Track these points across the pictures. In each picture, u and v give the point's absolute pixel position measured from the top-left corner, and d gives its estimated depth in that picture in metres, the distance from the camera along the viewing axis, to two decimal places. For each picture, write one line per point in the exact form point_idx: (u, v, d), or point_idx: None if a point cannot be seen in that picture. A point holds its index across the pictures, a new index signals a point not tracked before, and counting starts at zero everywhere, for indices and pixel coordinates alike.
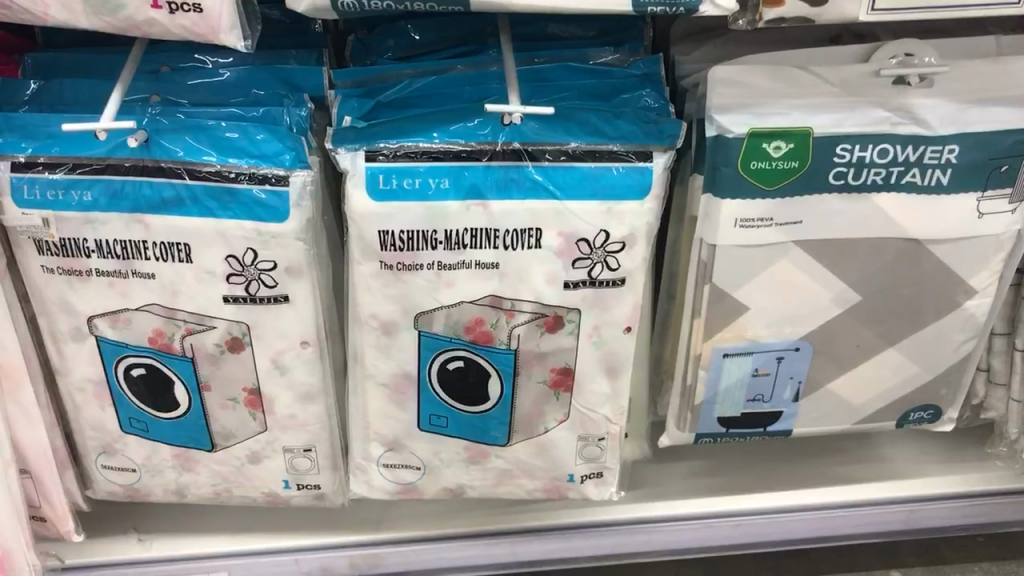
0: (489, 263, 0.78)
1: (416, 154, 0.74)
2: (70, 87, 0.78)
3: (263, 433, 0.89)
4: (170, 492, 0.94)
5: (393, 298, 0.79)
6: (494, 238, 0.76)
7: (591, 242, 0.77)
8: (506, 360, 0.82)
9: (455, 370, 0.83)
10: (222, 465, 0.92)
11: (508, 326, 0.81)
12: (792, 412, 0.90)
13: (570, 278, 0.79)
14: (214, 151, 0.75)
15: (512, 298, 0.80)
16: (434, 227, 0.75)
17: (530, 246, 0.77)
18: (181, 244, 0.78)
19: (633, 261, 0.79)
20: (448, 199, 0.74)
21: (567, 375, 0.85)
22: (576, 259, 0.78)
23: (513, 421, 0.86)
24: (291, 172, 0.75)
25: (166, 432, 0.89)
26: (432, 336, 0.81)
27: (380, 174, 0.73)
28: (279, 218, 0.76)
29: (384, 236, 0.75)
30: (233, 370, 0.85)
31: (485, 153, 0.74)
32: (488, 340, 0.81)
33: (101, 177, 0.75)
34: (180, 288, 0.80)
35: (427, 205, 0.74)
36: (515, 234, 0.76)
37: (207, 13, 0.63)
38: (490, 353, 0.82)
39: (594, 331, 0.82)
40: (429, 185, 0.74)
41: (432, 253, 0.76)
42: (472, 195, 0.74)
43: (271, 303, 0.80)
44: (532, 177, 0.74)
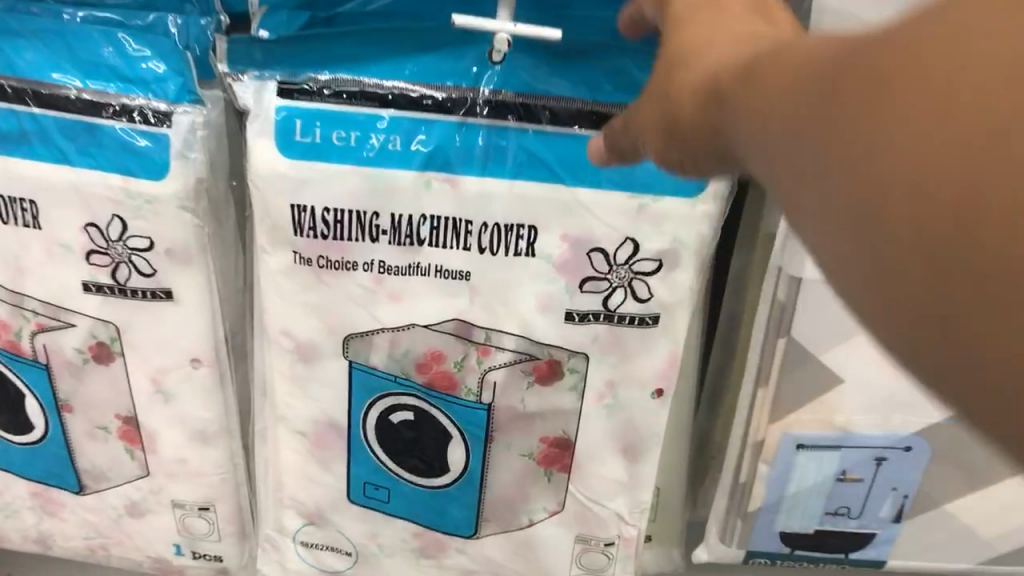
0: (459, 274, 0.52)
1: (350, 97, 0.49)
2: None
3: (145, 478, 0.65)
4: (31, 541, 0.70)
5: (313, 313, 0.54)
6: (463, 237, 0.51)
7: (607, 254, 0.51)
8: (476, 419, 0.57)
9: (400, 426, 0.58)
10: (94, 514, 0.68)
11: (481, 370, 0.55)
12: (889, 538, 0.62)
13: (575, 307, 0.53)
14: (76, 72, 0.52)
15: (488, 329, 0.54)
16: (376, 210, 0.50)
17: (518, 252, 0.51)
18: (25, 202, 0.54)
19: (671, 291, 0.53)
20: (397, 168, 0.49)
21: (562, 452, 0.58)
22: (587, 278, 0.52)
23: (482, 508, 0.60)
24: (174, 108, 0.51)
25: (19, 462, 0.66)
26: (369, 374, 0.56)
27: (299, 119, 0.49)
28: (155, 174, 0.52)
29: (299, 213, 0.51)
30: (101, 388, 0.61)
31: (456, 103, 0.49)
32: (450, 386, 0.56)
33: None
34: (25, 265, 0.57)
35: (364, 173, 0.49)
36: (495, 233, 0.51)
37: None
38: (450, 406, 0.56)
39: (607, 391, 0.56)
40: (369, 144, 0.49)
41: (370, 249, 0.52)
42: (434, 166, 0.49)
43: (149, 299, 0.56)
44: (527, 145, 0.49)
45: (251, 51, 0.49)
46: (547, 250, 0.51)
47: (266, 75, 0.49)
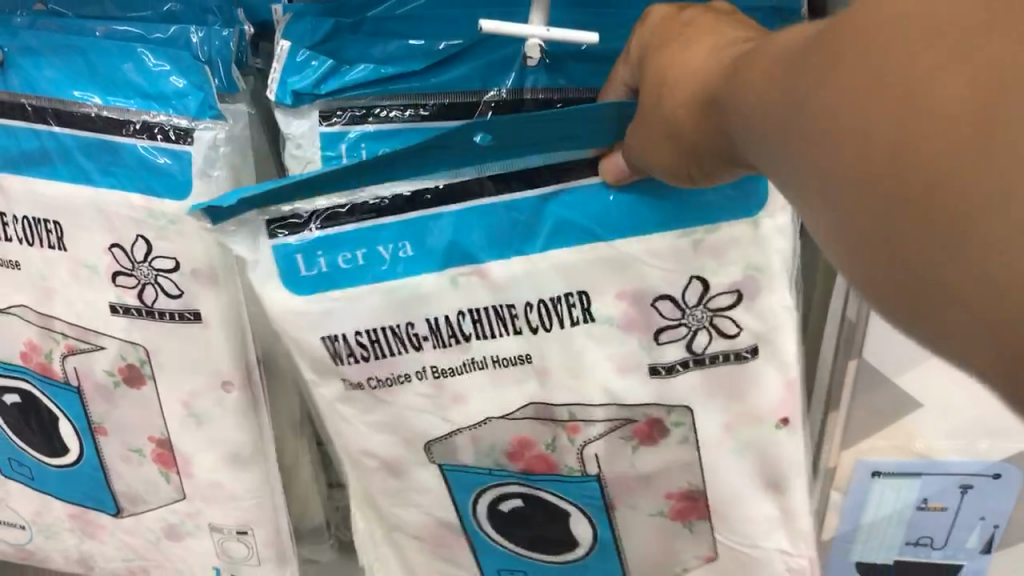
0: (519, 360, 0.50)
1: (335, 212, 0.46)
2: None
3: (181, 502, 0.63)
4: (74, 562, 0.69)
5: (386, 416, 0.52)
6: (512, 315, 0.48)
7: (678, 300, 0.48)
8: (590, 493, 0.54)
9: (509, 515, 0.55)
10: (133, 536, 0.66)
11: (571, 446, 0.52)
12: (978, 569, 0.57)
13: (657, 359, 0.49)
14: (96, 89, 0.50)
15: (552, 407, 0.51)
16: (410, 320, 0.48)
17: (574, 320, 0.48)
18: (50, 223, 0.53)
19: (759, 318, 0.48)
20: (421, 272, 0.47)
21: (693, 502, 0.54)
22: (662, 327, 0.49)
23: (647, 568, 0.57)
24: (196, 125, 0.49)
25: (58, 484, 0.64)
26: (462, 471, 0.54)
27: (298, 253, 0.47)
28: (178, 194, 0.50)
29: (341, 341, 0.49)
30: (134, 411, 0.59)
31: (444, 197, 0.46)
32: (549, 466, 0.53)
33: None
34: (53, 287, 0.55)
35: (391, 287, 0.47)
36: (544, 307, 0.48)
37: None
38: (552, 484, 0.53)
39: (724, 434, 0.52)
40: (382, 260, 0.47)
41: (415, 360, 0.50)
42: (457, 264, 0.47)
43: (177, 322, 0.54)
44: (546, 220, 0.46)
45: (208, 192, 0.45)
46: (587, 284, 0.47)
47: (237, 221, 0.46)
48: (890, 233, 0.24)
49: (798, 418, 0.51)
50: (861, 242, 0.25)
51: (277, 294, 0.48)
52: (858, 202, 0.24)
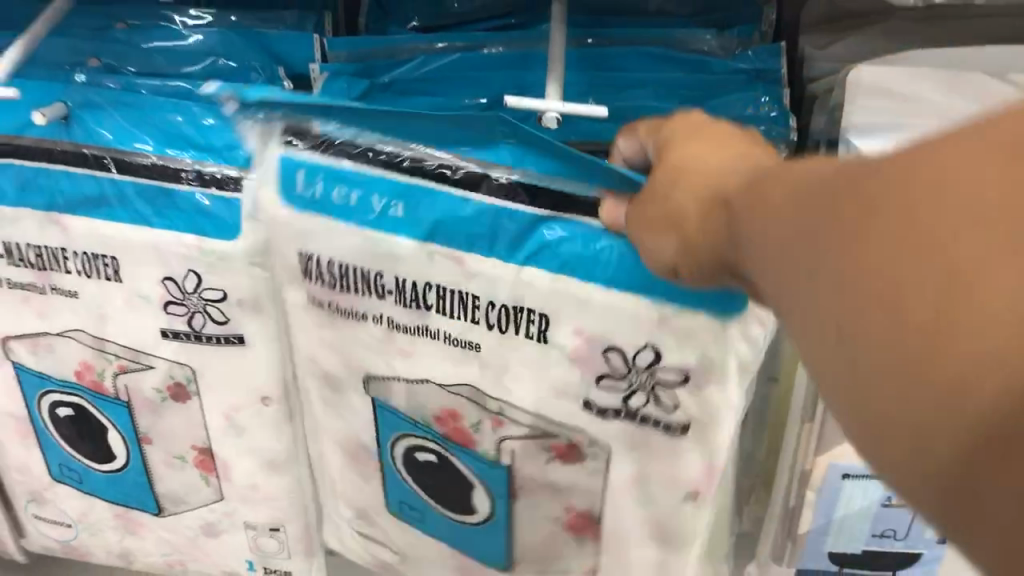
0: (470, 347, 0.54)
1: (349, 151, 0.52)
2: None
3: (219, 502, 0.69)
4: (115, 556, 0.76)
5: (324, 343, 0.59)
6: (468, 307, 0.53)
7: (625, 355, 0.51)
8: (497, 478, 0.59)
9: (426, 466, 0.61)
10: (172, 534, 0.72)
11: (494, 434, 0.57)
12: (934, 557, 0.65)
13: (589, 399, 0.54)
14: (153, 140, 0.56)
15: (494, 397, 0.56)
16: (380, 270, 0.54)
17: (530, 333, 0.52)
18: (107, 257, 0.59)
19: (697, 404, 0.52)
20: (387, 230, 0.52)
21: (589, 523, 0.60)
22: (604, 375, 0.53)
23: (513, 551, 0.64)
24: (245, 174, 0.55)
25: (104, 488, 0.70)
26: (392, 413, 0.60)
27: (298, 169, 0.53)
28: (228, 234, 0.56)
29: (308, 261, 0.55)
30: (178, 423, 0.65)
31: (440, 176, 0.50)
32: (467, 442, 0.59)
33: (9, 162, 0.57)
34: (108, 313, 0.61)
35: (361, 233, 0.53)
36: (502, 313, 0.52)
37: None
38: (468, 456, 0.59)
39: (633, 491, 0.57)
40: (362, 212, 0.52)
41: (379, 306, 0.55)
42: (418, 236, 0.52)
43: (223, 345, 0.60)
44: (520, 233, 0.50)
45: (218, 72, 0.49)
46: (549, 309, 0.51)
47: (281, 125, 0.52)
48: (880, 367, 0.23)
49: (707, 497, 0.56)
50: (847, 374, 0.25)
51: (274, 211, 0.54)
52: (849, 325, 0.24)
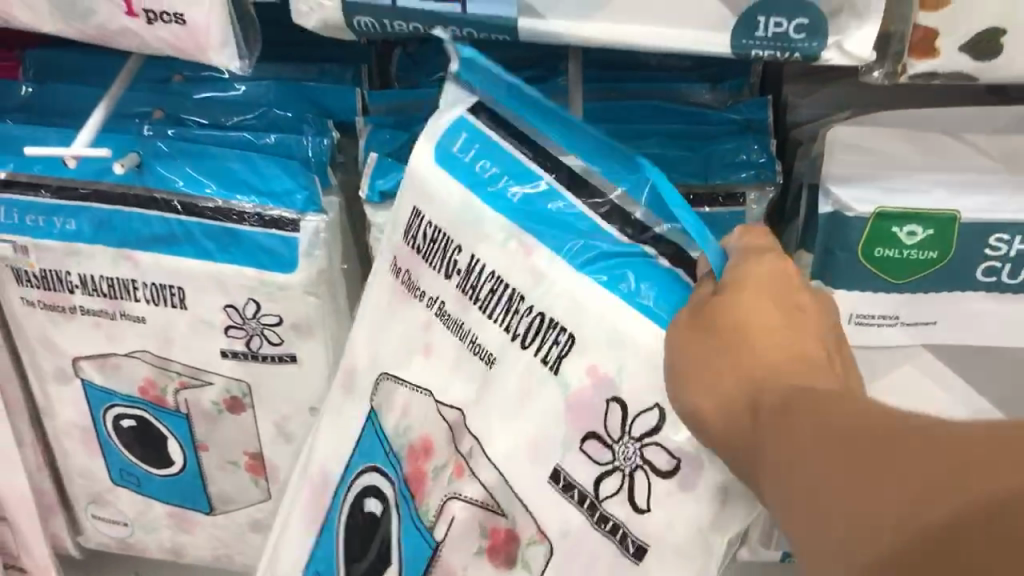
0: (487, 358, 0.54)
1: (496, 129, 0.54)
2: (66, 94, 0.67)
3: (266, 501, 0.77)
4: (166, 551, 0.83)
5: (387, 316, 0.60)
6: (509, 319, 0.53)
7: (619, 416, 0.48)
8: (416, 548, 0.59)
9: (369, 517, 0.62)
10: (222, 530, 0.80)
11: (447, 489, 0.57)
12: None
13: (563, 467, 0.50)
14: (220, 187, 0.63)
15: (472, 438, 0.55)
16: (460, 247, 0.55)
17: (547, 356, 0.51)
18: (174, 287, 0.66)
19: (667, 519, 0.47)
20: (489, 200, 0.53)
21: None
22: (590, 433, 0.49)
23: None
24: (303, 216, 0.62)
25: (161, 490, 0.78)
26: (380, 449, 0.61)
27: (465, 132, 0.55)
28: (285, 268, 0.63)
29: (414, 219, 0.57)
30: (233, 432, 0.73)
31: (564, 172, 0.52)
32: (420, 487, 0.59)
33: (86, 206, 0.64)
34: (173, 336, 0.68)
35: (464, 193, 0.54)
36: (532, 329, 0.51)
37: (192, 25, 0.50)
38: (400, 501, 0.60)
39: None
40: (484, 181, 0.54)
41: (450, 287, 0.56)
42: (512, 217, 0.52)
43: (277, 363, 0.68)
44: (587, 240, 0.50)
45: (471, 72, 0.54)
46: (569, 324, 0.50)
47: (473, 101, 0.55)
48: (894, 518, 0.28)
49: None
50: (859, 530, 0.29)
51: (420, 171, 0.56)
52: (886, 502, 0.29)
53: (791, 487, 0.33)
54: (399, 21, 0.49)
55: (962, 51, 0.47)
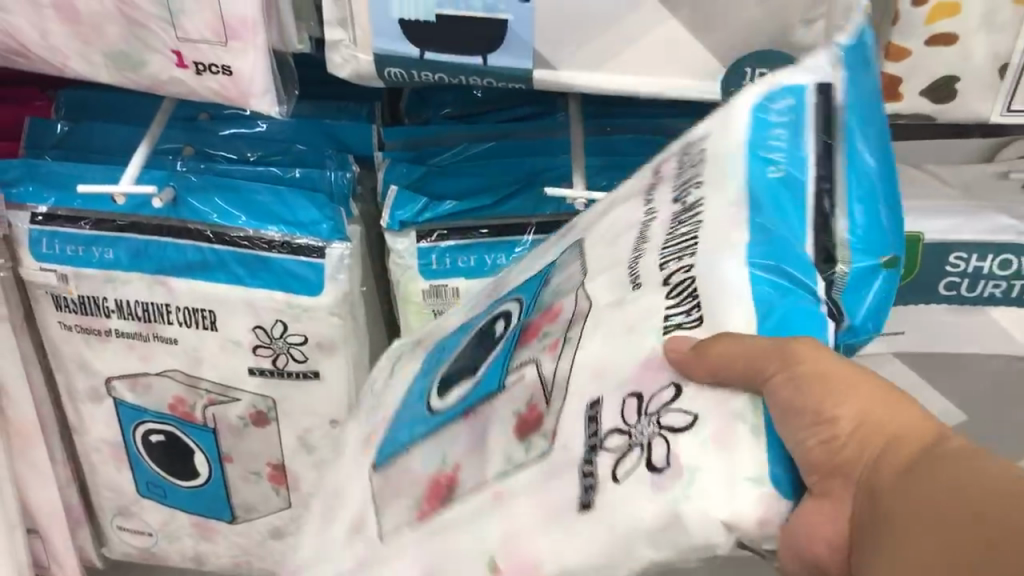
0: (631, 273, 0.42)
1: (822, 117, 0.41)
2: (100, 132, 0.72)
3: (287, 509, 0.82)
4: (188, 559, 0.88)
5: (619, 200, 0.49)
6: (671, 251, 0.41)
7: (665, 399, 0.36)
8: (490, 380, 0.48)
9: (488, 337, 0.52)
10: (243, 537, 0.85)
11: (536, 352, 0.45)
12: None
13: (602, 402, 0.38)
14: (251, 217, 0.68)
15: (586, 324, 0.43)
16: (703, 176, 0.43)
17: (667, 319, 0.39)
18: (205, 311, 0.71)
19: (623, 512, 0.35)
20: (750, 159, 0.41)
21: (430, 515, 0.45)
22: (631, 394, 0.37)
23: (403, 450, 0.51)
24: (328, 244, 0.67)
25: (186, 501, 0.83)
26: (539, 280, 0.52)
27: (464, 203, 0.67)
28: (312, 291, 0.68)
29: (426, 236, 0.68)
30: (257, 444, 0.78)
31: (830, 194, 0.39)
32: (532, 332, 0.47)
33: (123, 235, 0.69)
34: (203, 356, 0.73)
35: (740, 143, 0.42)
36: (678, 287, 0.39)
37: (237, 76, 0.55)
38: (504, 347, 0.49)
39: (485, 500, 0.41)
40: (762, 137, 0.41)
41: (665, 199, 0.44)
42: (746, 185, 0.40)
43: (301, 379, 0.73)
44: (779, 254, 0.38)
45: (861, 50, 0.42)
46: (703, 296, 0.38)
47: (828, 78, 0.42)
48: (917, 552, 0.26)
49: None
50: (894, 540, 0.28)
51: (744, 97, 0.44)
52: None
53: (901, 504, 0.28)
54: (426, 71, 0.55)
55: (923, 95, 0.54)
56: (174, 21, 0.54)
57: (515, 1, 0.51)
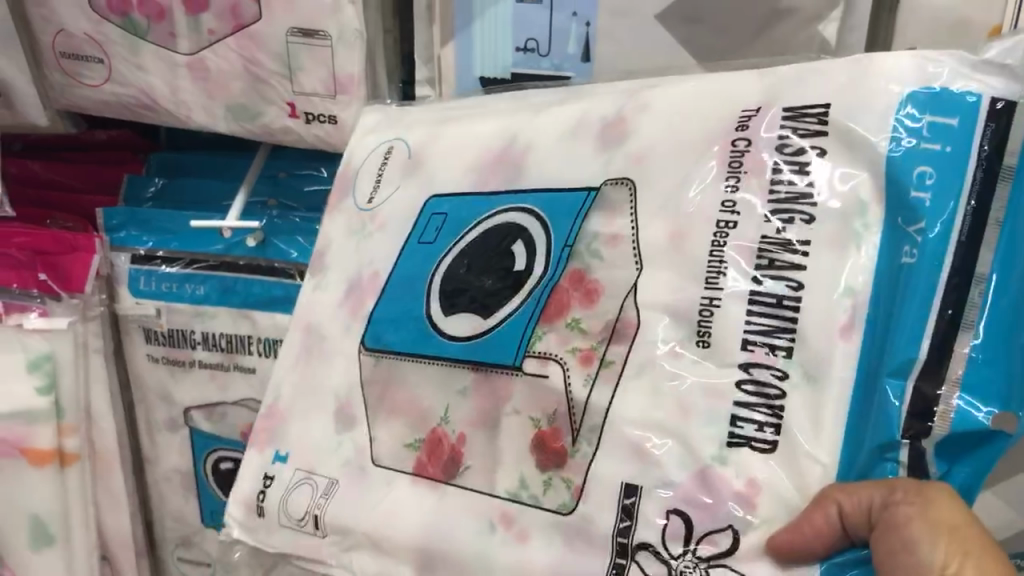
0: (726, 218, 0.45)
1: (982, 147, 0.41)
2: (193, 187, 0.82)
3: None
4: None
5: (707, 91, 0.49)
6: (770, 245, 0.43)
7: (721, 541, 0.42)
8: (513, 326, 0.50)
9: (507, 257, 0.53)
10: None
11: (563, 355, 0.48)
12: None
13: (642, 497, 0.44)
14: None
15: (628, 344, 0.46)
16: (825, 152, 0.44)
17: (738, 426, 0.42)
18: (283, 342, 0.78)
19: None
20: (889, 227, 0.42)
21: (433, 467, 0.52)
22: (671, 511, 0.43)
23: (397, 358, 0.54)
24: None
25: None
26: (572, 223, 0.50)
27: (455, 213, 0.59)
28: None
29: None
30: None
31: (973, 236, 0.40)
32: (561, 311, 0.49)
33: (215, 273, 0.78)
34: None
35: (879, 188, 0.42)
36: (772, 314, 0.43)
37: (341, 124, 0.66)
38: (529, 298, 0.51)
39: (491, 516, 0.49)
40: (912, 145, 0.42)
41: (766, 159, 0.45)
42: (878, 264, 0.41)
43: None
44: (901, 315, 0.40)
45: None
46: (800, 365, 0.42)
47: (1010, 97, 0.41)
48: None
49: None
50: None
51: (897, 68, 0.43)
52: None
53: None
54: None
55: None
56: (292, 77, 0.65)
57: (579, 61, 0.62)
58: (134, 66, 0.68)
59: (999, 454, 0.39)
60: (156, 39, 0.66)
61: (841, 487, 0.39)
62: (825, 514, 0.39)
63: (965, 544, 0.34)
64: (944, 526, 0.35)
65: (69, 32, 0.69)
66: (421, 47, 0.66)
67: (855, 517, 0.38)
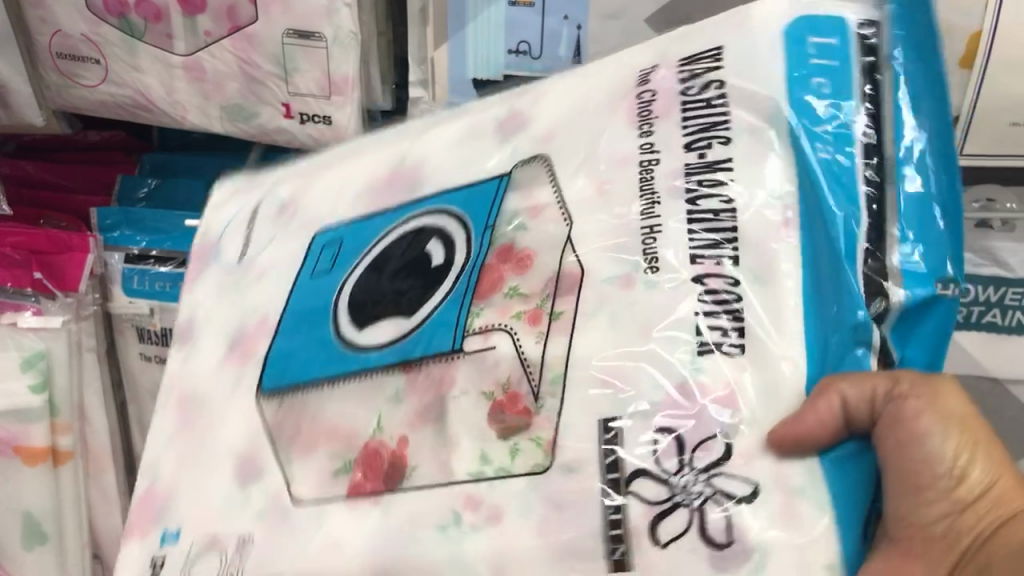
0: (647, 157, 0.38)
1: (865, 54, 0.36)
2: (184, 188, 0.83)
3: None
4: None
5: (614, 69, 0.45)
6: (695, 170, 0.36)
7: (721, 449, 0.31)
8: (443, 326, 0.40)
9: (411, 257, 0.45)
10: None
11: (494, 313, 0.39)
12: None
13: (626, 422, 0.33)
14: None
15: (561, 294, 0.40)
16: (725, 81, 0.37)
17: (700, 334, 0.33)
18: None
19: None
20: (796, 133, 0.35)
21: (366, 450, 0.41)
22: (663, 429, 0.32)
23: (304, 390, 0.43)
24: None
25: None
26: (491, 199, 0.42)
27: None
28: None
29: None
30: None
31: (877, 129, 0.35)
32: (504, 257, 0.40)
33: None
34: None
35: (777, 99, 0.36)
36: (719, 228, 0.35)
37: (335, 126, 0.67)
38: (463, 275, 0.41)
39: None
40: (801, 59, 0.36)
41: (671, 103, 0.38)
42: (800, 179, 0.35)
43: None
44: (822, 221, 0.34)
45: None
46: (749, 269, 0.34)
47: (874, 18, 0.37)
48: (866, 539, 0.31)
49: None
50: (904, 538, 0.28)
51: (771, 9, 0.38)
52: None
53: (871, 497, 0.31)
54: None
55: None
56: (287, 78, 0.66)
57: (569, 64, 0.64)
58: (129, 66, 0.69)
59: (943, 324, 0.33)
60: (153, 40, 0.67)
61: (841, 374, 0.30)
62: (827, 401, 0.30)
63: (976, 434, 0.28)
64: (961, 419, 0.28)
65: (66, 33, 0.69)
66: (415, 49, 0.67)
67: (860, 409, 0.29)
